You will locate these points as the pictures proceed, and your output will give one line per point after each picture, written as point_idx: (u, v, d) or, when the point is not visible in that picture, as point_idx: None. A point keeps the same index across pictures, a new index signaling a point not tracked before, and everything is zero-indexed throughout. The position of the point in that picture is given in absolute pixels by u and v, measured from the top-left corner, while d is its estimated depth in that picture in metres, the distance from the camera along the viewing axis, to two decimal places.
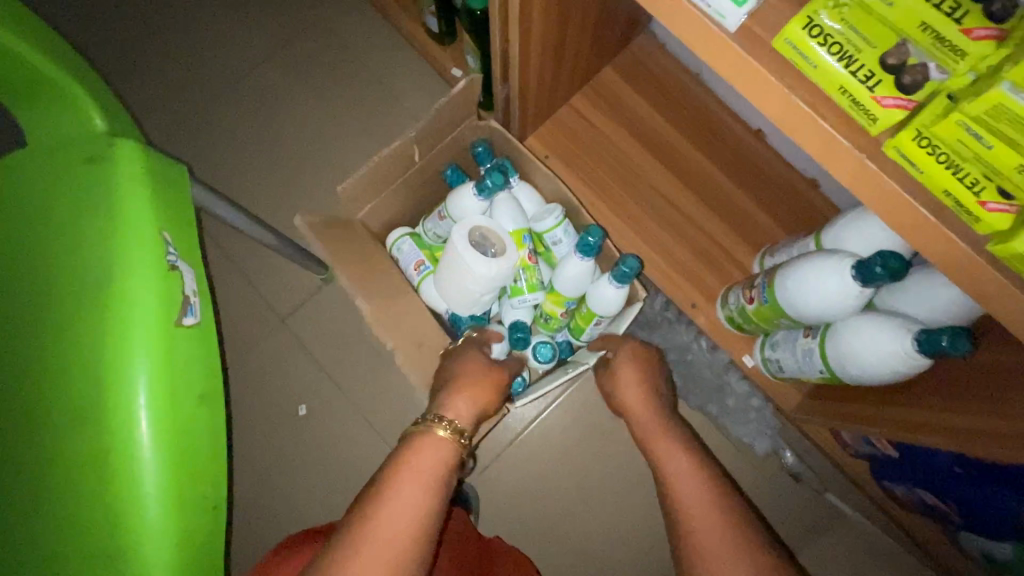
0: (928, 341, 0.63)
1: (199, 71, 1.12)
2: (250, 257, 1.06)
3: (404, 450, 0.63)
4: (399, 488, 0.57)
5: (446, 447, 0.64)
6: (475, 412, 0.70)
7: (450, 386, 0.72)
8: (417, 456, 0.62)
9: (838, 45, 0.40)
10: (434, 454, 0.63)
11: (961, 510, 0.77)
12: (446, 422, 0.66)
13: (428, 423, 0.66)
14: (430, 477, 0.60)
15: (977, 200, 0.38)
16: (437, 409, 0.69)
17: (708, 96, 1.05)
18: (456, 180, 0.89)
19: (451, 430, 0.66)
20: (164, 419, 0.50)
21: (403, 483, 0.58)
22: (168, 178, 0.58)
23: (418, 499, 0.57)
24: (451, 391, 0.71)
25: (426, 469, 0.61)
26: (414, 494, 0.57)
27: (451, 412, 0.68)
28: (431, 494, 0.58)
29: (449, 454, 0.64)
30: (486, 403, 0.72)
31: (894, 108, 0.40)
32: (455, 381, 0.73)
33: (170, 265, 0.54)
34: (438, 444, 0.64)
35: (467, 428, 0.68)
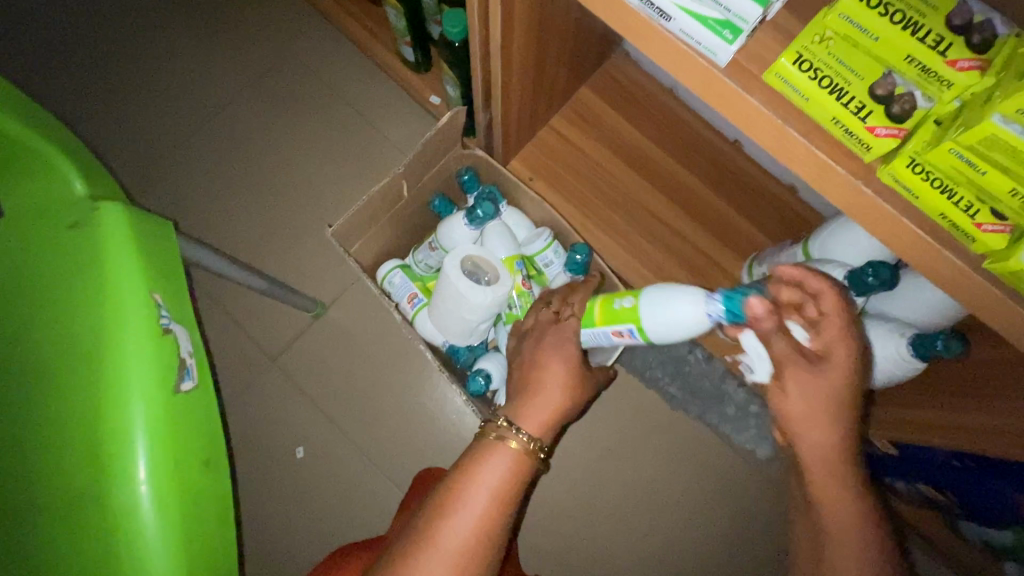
0: (923, 345, 0.65)
1: (171, 112, 1.10)
2: (236, 299, 1.03)
3: (474, 455, 0.58)
4: (466, 498, 0.55)
5: (520, 460, 0.58)
6: (558, 422, 0.62)
7: (529, 393, 0.62)
8: (486, 466, 0.57)
9: (827, 78, 0.41)
10: (506, 468, 0.57)
11: (960, 501, 0.79)
12: (519, 432, 0.59)
13: (501, 431, 0.59)
14: (499, 489, 0.56)
15: (972, 222, 0.40)
16: (514, 415, 0.61)
17: (684, 109, 1.07)
18: (444, 210, 0.90)
19: (527, 441, 0.58)
20: (168, 487, 0.48)
21: (471, 493, 0.55)
22: (155, 235, 0.56)
23: (485, 510, 0.55)
24: (529, 402, 0.61)
25: (496, 480, 0.56)
26: (481, 505, 0.55)
27: (533, 423, 0.60)
28: (500, 506, 0.55)
29: (520, 468, 0.58)
30: (570, 407, 0.63)
31: (886, 138, 0.41)
32: (532, 388, 0.62)
33: (163, 329, 0.52)
34: (509, 456, 0.58)
35: (543, 438, 0.60)
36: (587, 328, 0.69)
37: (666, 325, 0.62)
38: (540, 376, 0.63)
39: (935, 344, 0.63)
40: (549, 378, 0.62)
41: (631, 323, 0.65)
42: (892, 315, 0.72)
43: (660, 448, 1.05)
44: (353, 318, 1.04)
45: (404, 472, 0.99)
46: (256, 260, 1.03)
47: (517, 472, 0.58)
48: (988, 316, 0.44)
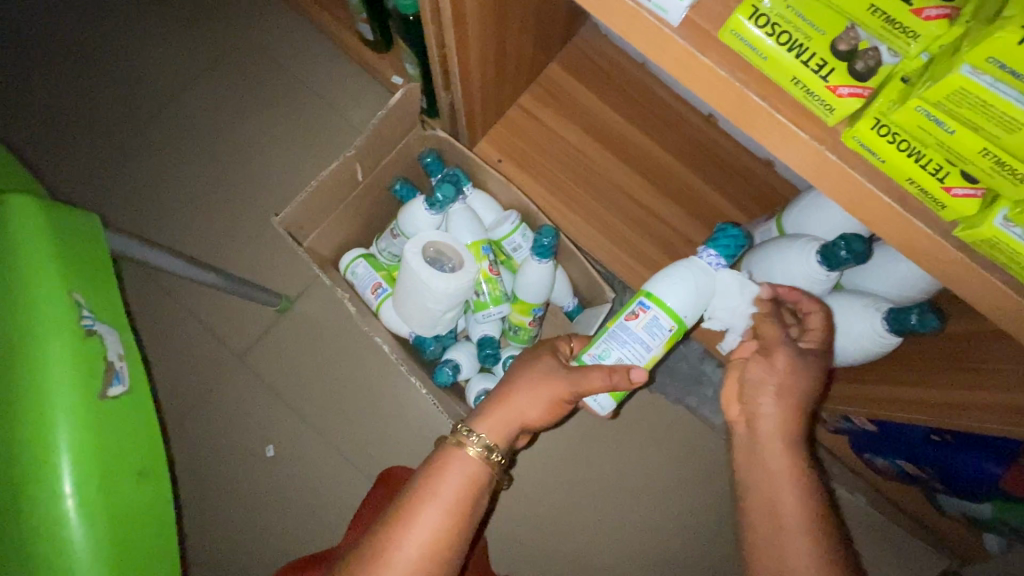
0: (896, 320, 0.63)
1: (118, 100, 1.04)
2: (196, 296, 0.99)
3: (430, 466, 0.56)
4: (420, 514, 0.52)
5: (477, 470, 0.55)
6: (524, 429, 0.59)
7: (499, 397, 0.59)
8: (441, 477, 0.54)
9: (785, 35, 0.38)
10: (460, 477, 0.55)
11: (940, 476, 0.78)
12: (475, 439, 0.56)
13: (458, 438, 0.56)
14: (455, 503, 0.53)
15: (941, 185, 0.37)
16: (473, 420, 0.58)
17: (655, 84, 1.03)
18: (406, 195, 0.85)
19: (486, 449, 0.56)
20: (96, 503, 0.45)
21: (424, 508, 0.52)
22: (76, 230, 0.51)
23: (440, 526, 0.52)
24: (496, 406, 0.58)
25: (452, 493, 0.54)
26: (434, 520, 0.52)
27: (496, 430, 0.57)
28: (455, 521, 0.53)
29: (479, 478, 0.55)
30: (540, 419, 0.59)
31: (850, 97, 0.38)
32: (504, 391, 0.59)
33: (87, 331, 0.48)
34: (467, 466, 0.55)
35: (502, 446, 0.57)
36: (601, 339, 0.61)
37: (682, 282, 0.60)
38: (514, 377, 0.59)
39: (909, 318, 0.62)
40: (517, 386, 0.59)
41: (641, 295, 0.61)
42: (867, 290, 0.70)
43: (641, 433, 1.03)
44: (319, 312, 1.00)
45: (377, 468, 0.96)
46: (215, 254, 0.99)
47: (473, 481, 0.55)
48: (963, 289, 0.41)
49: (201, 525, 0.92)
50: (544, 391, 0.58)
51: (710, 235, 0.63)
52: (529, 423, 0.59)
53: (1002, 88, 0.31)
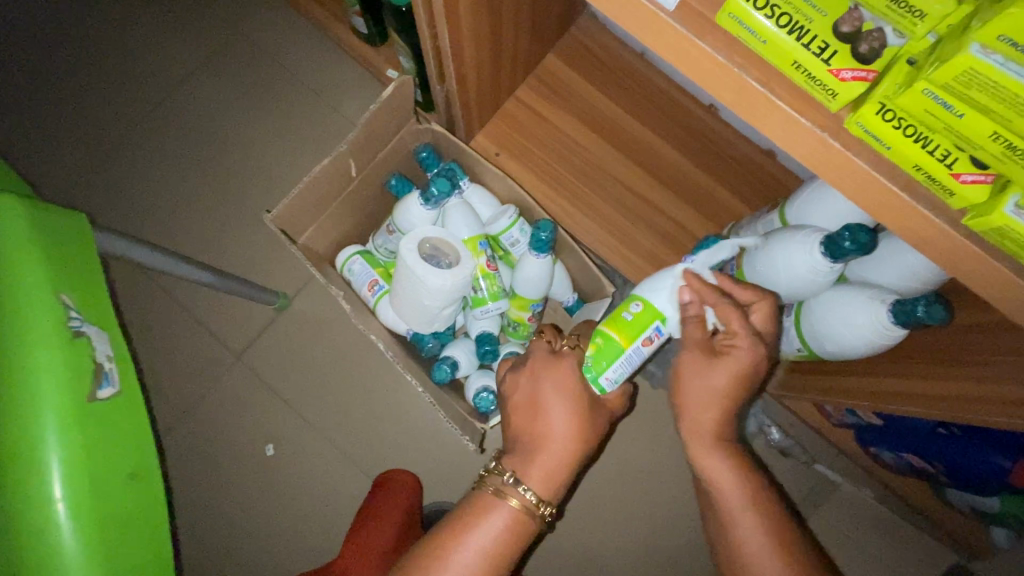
0: (903, 312, 0.62)
1: (112, 98, 1.03)
2: (194, 295, 0.98)
3: (471, 511, 0.55)
4: (457, 559, 0.52)
5: (520, 521, 0.54)
6: (567, 478, 0.57)
7: (539, 441, 0.57)
8: (484, 526, 0.54)
9: (784, 16, 0.36)
10: (503, 528, 0.54)
11: (947, 469, 0.77)
12: (520, 489, 0.55)
13: (503, 486, 0.55)
14: (494, 552, 0.53)
15: (949, 172, 0.36)
16: (519, 467, 0.56)
17: (654, 74, 1.01)
18: (402, 190, 0.84)
19: (531, 500, 0.54)
20: (87, 507, 0.44)
21: (462, 554, 0.52)
22: (62, 229, 0.50)
23: (475, 574, 0.52)
24: (537, 451, 0.57)
25: (492, 542, 0.53)
26: (471, 568, 0.51)
27: (540, 478, 0.56)
28: (492, 569, 0.52)
29: (521, 529, 0.54)
30: (577, 462, 0.58)
31: (852, 81, 0.36)
32: (545, 435, 0.57)
33: (74, 333, 0.47)
34: (510, 517, 0.54)
35: (547, 497, 0.56)
36: (618, 361, 0.58)
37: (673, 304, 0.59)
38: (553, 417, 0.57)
39: (916, 309, 0.60)
40: (555, 426, 0.57)
41: (657, 321, 0.59)
42: (873, 281, 0.69)
43: (643, 428, 1.01)
44: (317, 310, 0.99)
45: (378, 467, 0.95)
46: (211, 253, 0.98)
47: (516, 532, 0.54)
48: (970, 279, 0.40)
49: (203, 526, 0.91)
50: (582, 432, 0.57)
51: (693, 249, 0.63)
52: (571, 470, 0.58)
53: (1013, 68, 0.29)
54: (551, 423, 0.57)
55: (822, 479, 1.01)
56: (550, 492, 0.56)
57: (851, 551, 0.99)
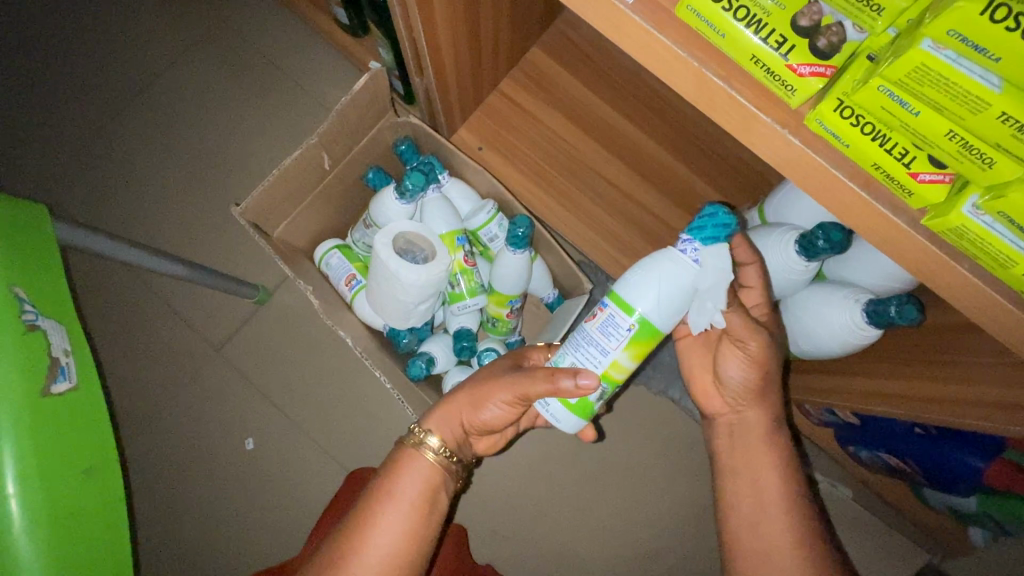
0: (877, 312, 0.61)
1: (91, 87, 1.01)
2: (174, 288, 0.98)
3: (386, 469, 0.56)
4: (381, 516, 0.52)
5: (433, 468, 0.56)
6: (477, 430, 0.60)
7: (444, 400, 0.60)
8: (398, 479, 0.55)
9: (743, 10, 0.35)
10: (417, 476, 0.55)
11: (922, 469, 0.77)
12: (426, 438, 0.57)
13: (411, 438, 0.57)
14: (415, 503, 0.54)
15: (908, 171, 0.35)
16: (422, 419, 0.59)
17: (640, 68, 1.00)
18: (379, 183, 0.83)
19: (437, 447, 0.56)
20: (41, 501, 0.43)
21: (383, 511, 0.53)
22: (17, 220, 0.49)
23: (401, 526, 0.52)
24: (443, 406, 0.59)
25: (411, 493, 0.54)
26: (395, 521, 0.52)
27: (444, 429, 0.58)
28: (419, 520, 0.53)
29: (437, 477, 0.56)
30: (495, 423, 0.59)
31: (812, 77, 0.35)
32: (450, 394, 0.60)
33: (28, 326, 0.46)
34: (422, 464, 0.56)
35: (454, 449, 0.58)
36: (564, 342, 0.57)
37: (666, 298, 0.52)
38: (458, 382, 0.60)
39: (889, 310, 0.60)
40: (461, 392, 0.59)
41: (605, 295, 0.55)
42: (849, 281, 0.68)
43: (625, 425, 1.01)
44: (297, 304, 0.98)
45: (357, 462, 0.95)
46: (190, 246, 0.97)
47: (429, 479, 0.56)
48: (931, 280, 0.39)
49: (180, 520, 0.91)
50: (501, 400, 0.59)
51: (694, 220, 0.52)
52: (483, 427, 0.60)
53: (965, 65, 0.28)
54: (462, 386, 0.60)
55: None
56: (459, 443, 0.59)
57: None
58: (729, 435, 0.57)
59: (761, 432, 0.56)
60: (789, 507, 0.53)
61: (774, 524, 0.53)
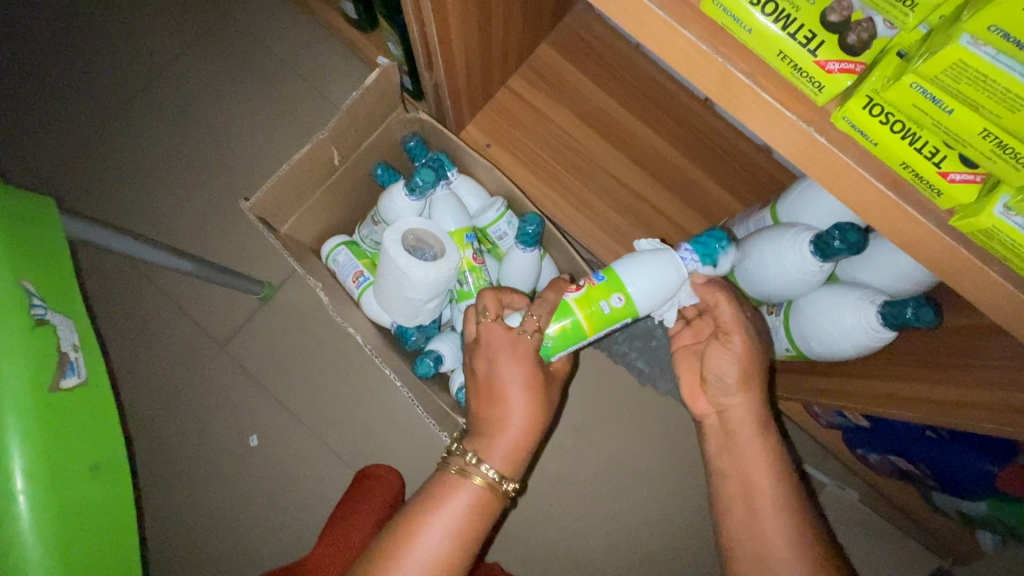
0: (892, 314, 0.61)
1: (95, 80, 1.00)
2: (179, 283, 0.97)
3: (433, 492, 0.55)
4: (423, 542, 0.52)
5: (483, 497, 0.55)
6: (527, 452, 0.58)
7: (497, 420, 0.58)
8: (448, 507, 0.54)
9: (772, 5, 0.35)
10: (467, 507, 0.54)
11: (932, 472, 0.76)
12: (484, 469, 0.55)
13: (467, 466, 0.55)
14: (460, 532, 0.53)
15: (937, 171, 0.34)
16: (478, 446, 0.57)
17: (649, 66, 1.00)
18: (388, 180, 0.82)
19: (494, 478, 0.55)
20: (47, 497, 0.43)
21: (427, 536, 0.52)
22: (26, 213, 0.49)
23: (443, 556, 0.52)
24: (497, 430, 0.57)
25: (457, 521, 0.54)
26: (438, 549, 0.52)
27: (501, 457, 0.56)
28: (461, 549, 0.53)
29: (485, 506, 0.55)
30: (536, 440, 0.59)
31: (840, 74, 0.35)
32: (507, 415, 0.57)
33: (37, 321, 0.45)
34: (473, 494, 0.55)
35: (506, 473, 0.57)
36: (576, 345, 0.59)
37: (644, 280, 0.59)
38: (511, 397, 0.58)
39: (905, 312, 0.59)
40: (517, 409, 0.57)
41: (628, 315, 0.59)
42: (863, 282, 0.67)
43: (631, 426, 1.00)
44: (303, 300, 0.98)
45: (362, 460, 0.94)
46: (195, 241, 0.96)
47: (479, 509, 0.55)
48: (956, 282, 0.38)
49: (184, 516, 0.90)
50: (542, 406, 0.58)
51: (696, 236, 0.59)
52: (530, 444, 0.58)
53: (1005, 61, 0.28)
54: (512, 402, 0.57)
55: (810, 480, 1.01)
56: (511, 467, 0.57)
57: None
58: (741, 438, 0.56)
59: (774, 434, 0.56)
60: (802, 511, 0.53)
61: (788, 528, 0.52)
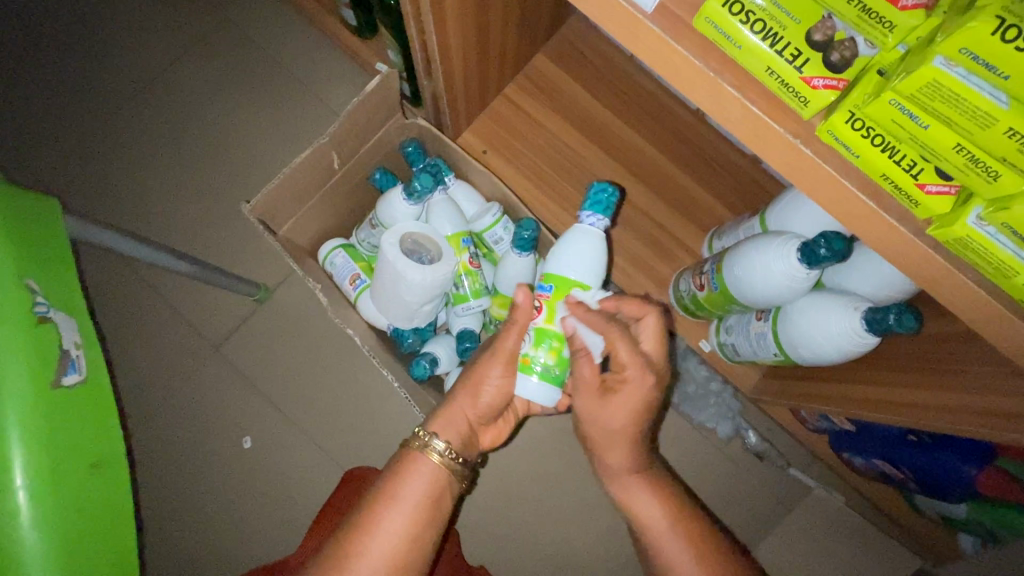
0: (875, 320, 0.63)
1: (95, 82, 1.01)
2: (174, 285, 0.97)
3: (391, 471, 0.56)
4: (384, 520, 0.52)
5: (439, 475, 0.56)
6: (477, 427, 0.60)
7: (449, 400, 0.60)
8: (401, 481, 0.55)
9: (760, 23, 0.36)
10: (420, 480, 0.55)
11: (915, 476, 0.78)
12: (431, 442, 0.57)
13: (416, 441, 0.57)
14: (419, 508, 0.54)
15: (915, 183, 0.36)
16: (428, 422, 0.59)
17: (642, 76, 1.02)
18: (386, 184, 0.83)
19: (442, 449, 0.56)
20: (48, 493, 0.43)
21: (385, 513, 0.53)
22: (30, 211, 0.49)
23: (397, 530, 0.52)
24: (448, 407, 0.59)
25: (410, 496, 0.54)
26: (391, 524, 0.52)
27: (447, 430, 0.58)
28: (420, 525, 0.53)
29: (442, 484, 0.56)
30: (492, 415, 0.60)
31: (824, 89, 0.36)
32: (458, 391, 0.60)
33: (40, 318, 0.46)
34: (424, 469, 0.56)
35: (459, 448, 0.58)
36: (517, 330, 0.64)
37: (588, 266, 0.59)
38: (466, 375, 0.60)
39: (888, 318, 0.61)
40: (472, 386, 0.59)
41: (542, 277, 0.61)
42: (848, 289, 0.70)
43: None
44: (299, 302, 0.98)
45: (356, 462, 0.95)
46: (192, 244, 0.97)
47: (433, 482, 0.55)
48: (933, 288, 0.40)
49: (176, 518, 0.90)
50: (500, 387, 0.59)
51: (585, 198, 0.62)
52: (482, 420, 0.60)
53: (974, 81, 0.30)
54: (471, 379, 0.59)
55: (796, 483, 1.03)
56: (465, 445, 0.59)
57: (824, 556, 1.00)
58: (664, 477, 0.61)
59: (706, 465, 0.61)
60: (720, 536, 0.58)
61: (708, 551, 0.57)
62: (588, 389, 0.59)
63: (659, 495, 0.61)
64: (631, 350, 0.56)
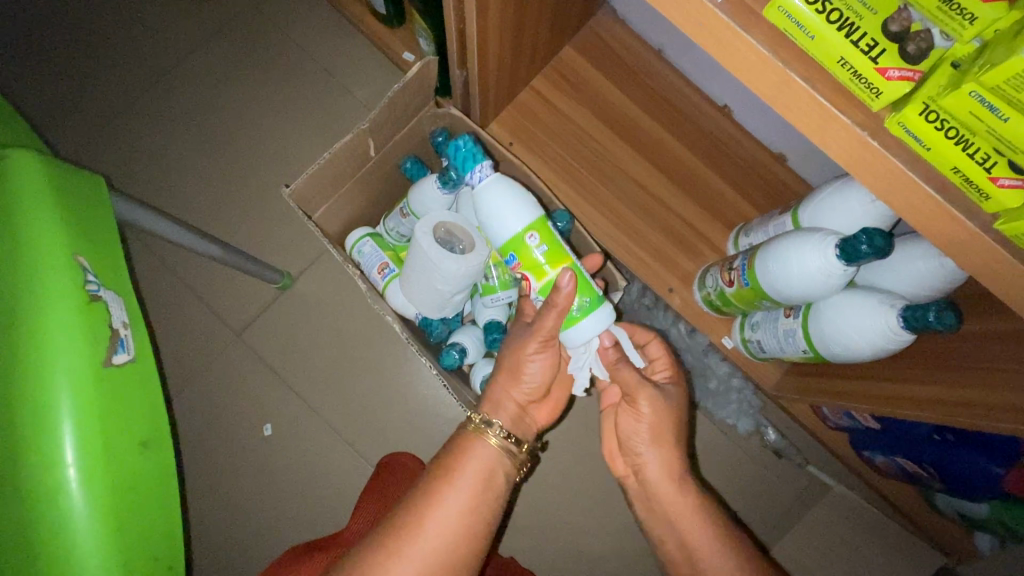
0: (913, 317, 0.63)
1: (120, 65, 1.01)
2: (196, 271, 0.97)
3: (450, 453, 0.58)
4: (445, 494, 0.54)
5: (497, 454, 0.58)
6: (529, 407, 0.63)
7: (501, 382, 0.62)
8: (465, 460, 0.57)
9: (836, 13, 0.36)
10: (483, 460, 0.57)
11: (940, 474, 0.78)
12: (492, 427, 0.59)
13: (477, 425, 0.59)
14: (480, 485, 0.55)
15: (988, 176, 0.36)
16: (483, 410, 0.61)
17: (670, 72, 1.02)
18: (416, 173, 0.82)
19: (503, 433, 0.58)
20: (100, 474, 0.41)
21: (449, 489, 0.54)
22: (80, 191, 0.49)
23: (464, 507, 0.54)
24: (503, 388, 0.62)
25: (474, 475, 0.56)
26: (459, 500, 0.54)
27: (505, 415, 0.60)
28: (480, 504, 0.54)
29: (498, 466, 0.58)
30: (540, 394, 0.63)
31: (898, 80, 0.37)
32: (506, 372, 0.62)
33: (92, 296, 0.45)
34: (486, 451, 0.57)
35: (518, 433, 0.61)
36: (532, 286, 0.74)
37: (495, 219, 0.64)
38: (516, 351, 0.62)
39: (927, 315, 0.61)
40: (519, 369, 0.61)
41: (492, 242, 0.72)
42: (882, 287, 0.70)
43: None
44: (322, 290, 0.98)
45: (377, 451, 0.95)
46: (215, 230, 0.96)
47: (495, 464, 0.57)
48: (995, 281, 0.40)
49: (198, 503, 0.91)
50: (549, 363, 0.61)
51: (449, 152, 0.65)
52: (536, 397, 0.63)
53: None
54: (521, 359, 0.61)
55: (813, 480, 1.04)
56: (517, 426, 0.61)
57: (839, 554, 1.01)
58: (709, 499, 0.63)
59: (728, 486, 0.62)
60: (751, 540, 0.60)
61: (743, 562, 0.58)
62: (641, 388, 0.61)
63: (700, 503, 0.61)
64: (659, 344, 0.68)
